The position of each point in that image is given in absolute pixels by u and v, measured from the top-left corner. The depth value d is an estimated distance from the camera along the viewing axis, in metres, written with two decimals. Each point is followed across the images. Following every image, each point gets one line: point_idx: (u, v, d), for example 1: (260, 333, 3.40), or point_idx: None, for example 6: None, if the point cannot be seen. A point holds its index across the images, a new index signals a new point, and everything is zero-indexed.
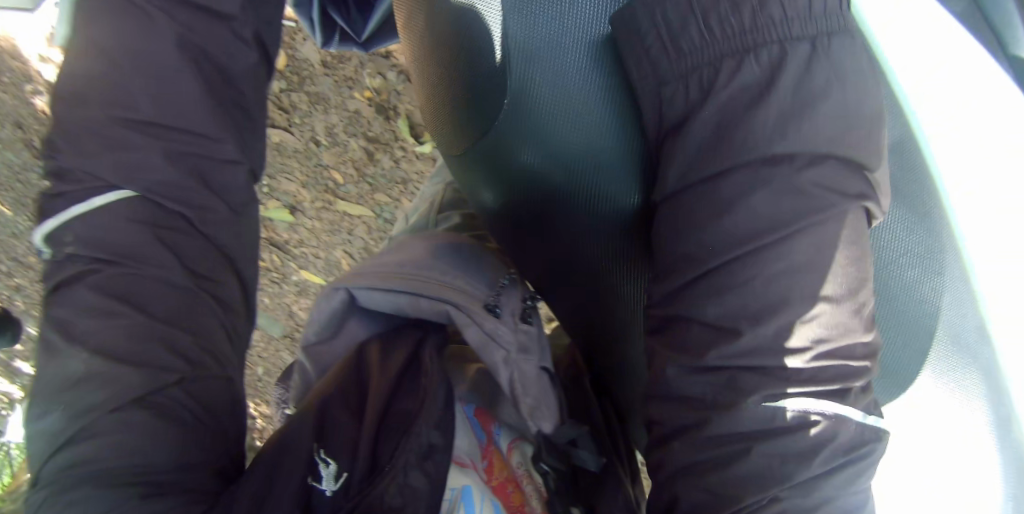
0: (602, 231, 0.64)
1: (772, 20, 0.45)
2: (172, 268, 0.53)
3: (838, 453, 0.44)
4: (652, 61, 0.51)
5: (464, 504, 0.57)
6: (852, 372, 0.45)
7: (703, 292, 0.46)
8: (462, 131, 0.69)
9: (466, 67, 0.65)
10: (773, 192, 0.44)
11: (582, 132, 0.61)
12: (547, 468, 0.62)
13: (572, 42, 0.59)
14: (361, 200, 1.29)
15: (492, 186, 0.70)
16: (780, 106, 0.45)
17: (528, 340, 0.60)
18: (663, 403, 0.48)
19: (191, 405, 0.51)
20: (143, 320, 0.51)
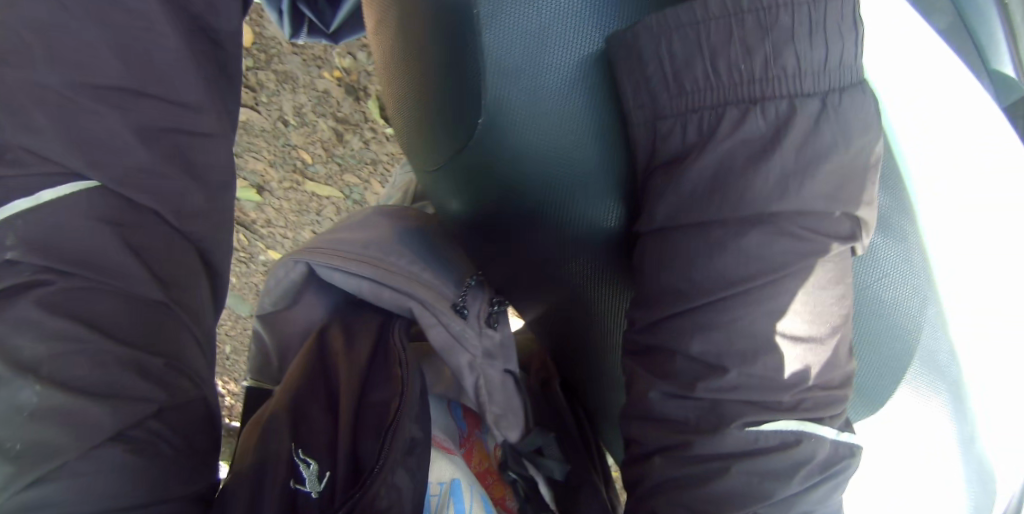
0: (576, 245, 0.68)
1: (784, 73, 0.49)
2: (139, 282, 0.50)
3: (816, 472, 0.51)
4: (655, 97, 0.54)
5: (452, 497, 0.72)
6: (824, 401, 0.52)
7: (689, 328, 0.51)
8: (432, 141, 0.69)
9: (437, 81, 0.64)
10: (757, 245, 0.49)
11: (563, 153, 0.63)
12: (515, 476, 0.73)
13: (552, 64, 0.61)
14: (330, 181, 1.26)
15: (460, 196, 0.70)
16: (780, 159, 0.49)
17: (490, 346, 0.69)
18: (647, 424, 0.53)
19: (157, 428, 0.49)
20: (110, 347, 0.47)
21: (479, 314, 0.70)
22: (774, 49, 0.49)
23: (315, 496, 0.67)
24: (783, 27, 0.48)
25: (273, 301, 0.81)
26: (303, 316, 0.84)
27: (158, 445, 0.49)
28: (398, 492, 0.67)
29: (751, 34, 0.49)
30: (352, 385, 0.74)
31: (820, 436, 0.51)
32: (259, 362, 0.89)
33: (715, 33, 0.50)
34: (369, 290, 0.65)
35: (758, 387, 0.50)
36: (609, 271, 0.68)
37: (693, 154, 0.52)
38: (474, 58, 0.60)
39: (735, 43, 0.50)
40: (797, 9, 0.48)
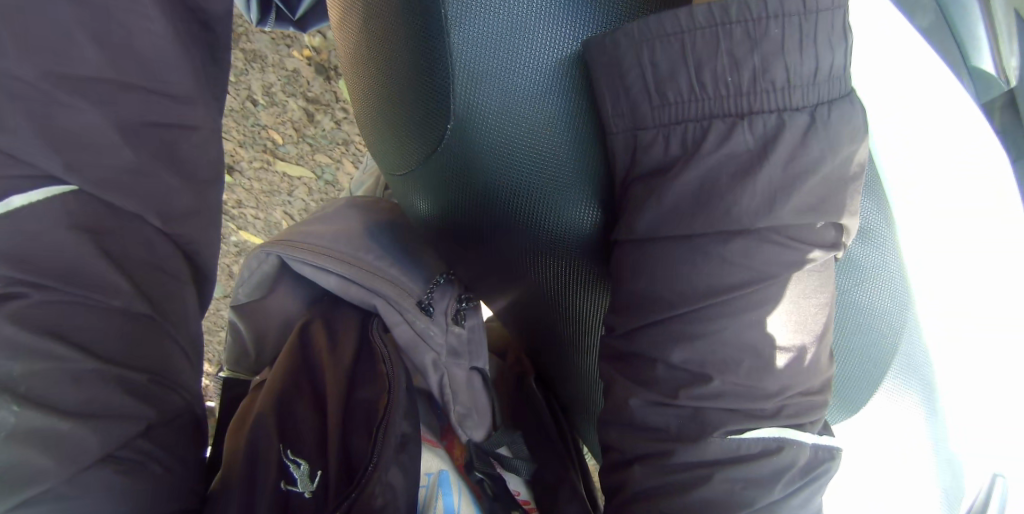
0: (551, 251, 0.66)
1: (770, 88, 0.49)
2: (119, 293, 0.50)
3: (799, 477, 0.54)
4: (637, 107, 0.53)
5: (442, 489, 0.73)
6: (804, 408, 0.55)
7: (667, 337, 0.53)
8: (400, 145, 0.67)
9: (405, 81, 0.62)
10: (734, 255, 0.51)
11: (535, 160, 0.61)
12: (479, 476, 0.77)
13: (524, 65, 0.59)
14: (301, 162, 1.25)
15: (431, 201, 0.68)
16: (767, 172, 0.50)
17: (456, 343, 0.79)
18: (629, 432, 0.55)
19: (139, 443, 0.50)
20: (94, 366, 0.48)
21: (445, 311, 0.79)
22: (762, 62, 0.49)
23: (309, 495, 0.68)
24: (773, 39, 0.48)
25: (248, 291, 0.80)
26: (280, 310, 0.84)
27: (143, 463, 0.50)
28: (394, 491, 0.67)
29: (739, 46, 0.49)
30: (338, 380, 0.75)
31: (800, 442, 0.54)
32: (237, 350, 0.86)
33: (701, 43, 0.50)
34: (339, 284, 0.76)
35: (738, 396, 0.53)
36: (590, 271, 0.68)
37: (679, 167, 0.52)
38: (442, 61, 0.58)
39: (721, 55, 0.49)
40: (787, 22, 0.48)
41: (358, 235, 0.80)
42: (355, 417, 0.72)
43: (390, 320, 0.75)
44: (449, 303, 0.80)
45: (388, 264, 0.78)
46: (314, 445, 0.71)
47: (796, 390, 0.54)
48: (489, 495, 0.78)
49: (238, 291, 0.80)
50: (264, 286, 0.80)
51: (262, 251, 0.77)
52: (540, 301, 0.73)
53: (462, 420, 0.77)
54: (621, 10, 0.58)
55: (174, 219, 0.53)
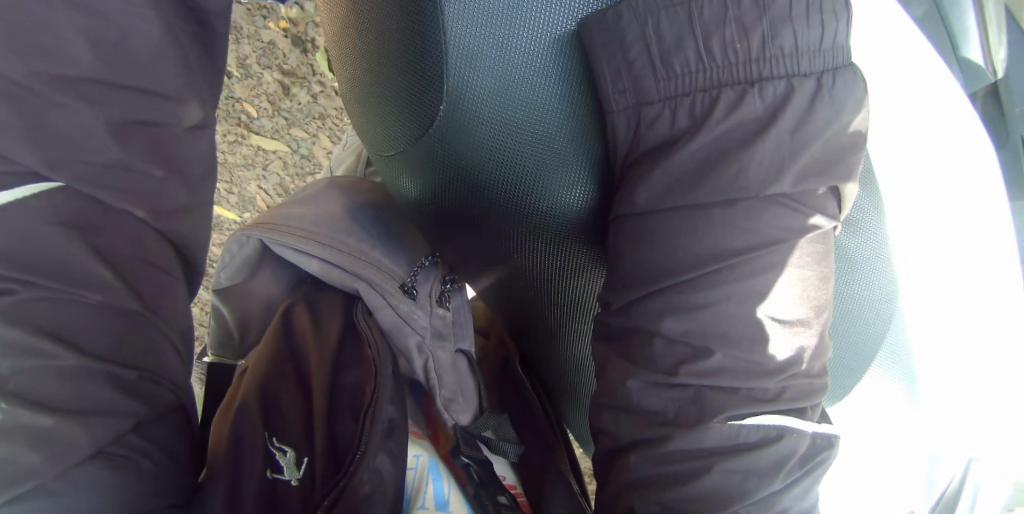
0: (551, 237, 0.63)
1: (779, 54, 0.47)
2: (107, 286, 0.48)
3: (796, 467, 0.51)
4: (640, 78, 0.51)
5: (430, 471, 0.75)
6: (805, 392, 0.52)
7: (664, 310, 0.50)
8: (388, 126, 0.62)
9: (392, 58, 0.58)
10: (742, 224, 0.49)
11: (534, 143, 0.57)
12: (467, 461, 0.75)
13: (522, 42, 0.54)
14: (276, 135, 1.24)
15: (423, 184, 0.65)
16: (775, 141, 0.47)
17: (441, 326, 0.77)
18: (623, 417, 0.53)
19: (134, 440, 0.49)
20: (76, 361, 0.46)
21: (430, 293, 0.77)
22: (772, 29, 0.47)
23: (295, 483, 0.67)
24: (781, 5, 0.47)
25: (229, 275, 0.78)
26: (264, 293, 0.82)
27: (135, 460, 0.49)
28: (382, 477, 0.67)
29: (748, 13, 0.47)
30: (323, 368, 0.74)
31: (801, 431, 0.51)
32: (220, 336, 0.84)
33: (709, 13, 0.48)
34: (321, 268, 0.75)
35: (740, 373, 0.50)
36: (588, 259, 0.64)
37: (683, 138, 0.50)
38: (434, 37, 0.54)
39: (730, 22, 0.48)
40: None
41: (342, 218, 0.78)
42: (343, 403, 0.73)
43: (373, 303, 0.75)
44: (431, 284, 0.78)
45: (374, 246, 0.76)
46: (300, 432, 0.72)
47: (797, 371, 0.51)
48: (473, 481, 0.74)
49: (218, 274, 0.78)
50: (246, 271, 0.79)
51: (241, 233, 0.75)
52: (533, 287, 0.70)
53: (448, 404, 0.76)
54: None
55: (163, 216, 0.52)
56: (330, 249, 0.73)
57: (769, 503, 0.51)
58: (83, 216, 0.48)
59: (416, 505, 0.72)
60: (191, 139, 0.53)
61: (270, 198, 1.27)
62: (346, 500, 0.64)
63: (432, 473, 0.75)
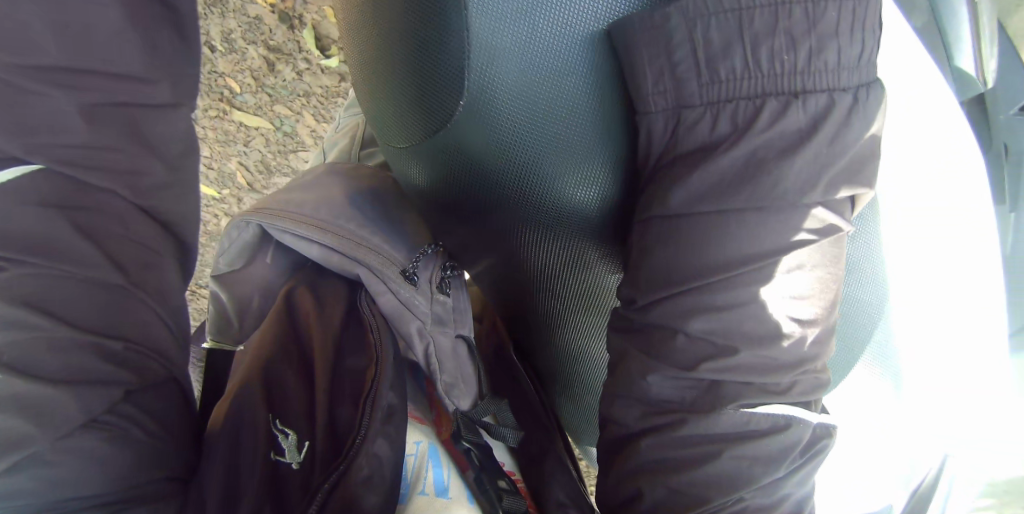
0: (567, 234, 0.62)
1: (824, 66, 0.48)
2: (97, 266, 0.49)
3: (798, 453, 0.54)
4: (683, 83, 0.51)
5: (430, 456, 0.77)
6: (812, 385, 0.54)
7: (691, 309, 0.51)
8: (396, 118, 0.60)
9: (405, 51, 0.54)
10: (770, 226, 0.49)
11: (557, 141, 0.56)
12: (468, 447, 0.77)
13: (549, 39, 0.52)
14: (259, 112, 1.29)
15: (433, 179, 0.62)
16: (812, 154, 0.48)
17: (442, 312, 0.77)
18: (636, 405, 0.55)
19: (122, 408, 0.50)
20: (63, 331, 0.47)
21: (430, 279, 0.77)
22: (819, 43, 0.47)
23: (296, 467, 0.69)
24: (829, 20, 0.47)
25: (228, 260, 0.79)
26: (260, 276, 0.82)
27: (127, 429, 0.50)
28: (379, 462, 0.69)
29: (799, 25, 0.47)
30: (326, 350, 0.76)
31: (806, 420, 0.54)
32: (220, 321, 0.83)
33: (760, 22, 0.48)
34: (321, 252, 0.75)
35: (753, 368, 0.52)
36: (603, 255, 0.64)
37: (724, 144, 0.50)
38: (454, 31, 0.51)
39: (779, 34, 0.48)
40: (845, 4, 0.47)
41: (345, 203, 0.78)
42: (343, 389, 0.74)
43: (374, 288, 0.75)
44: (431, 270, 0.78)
45: (382, 234, 0.76)
46: (302, 416, 0.73)
47: (809, 366, 0.54)
48: (475, 465, 0.77)
49: (218, 260, 0.79)
50: (247, 255, 0.79)
51: (240, 219, 0.75)
52: (543, 283, 0.69)
53: (449, 389, 0.77)
54: None
55: (144, 195, 0.52)
56: (335, 236, 0.73)
57: (773, 489, 0.54)
58: (74, 195, 0.49)
59: (416, 491, 0.73)
60: (167, 118, 0.51)
61: (250, 173, 1.35)
62: (343, 486, 0.66)
63: (432, 458, 0.77)
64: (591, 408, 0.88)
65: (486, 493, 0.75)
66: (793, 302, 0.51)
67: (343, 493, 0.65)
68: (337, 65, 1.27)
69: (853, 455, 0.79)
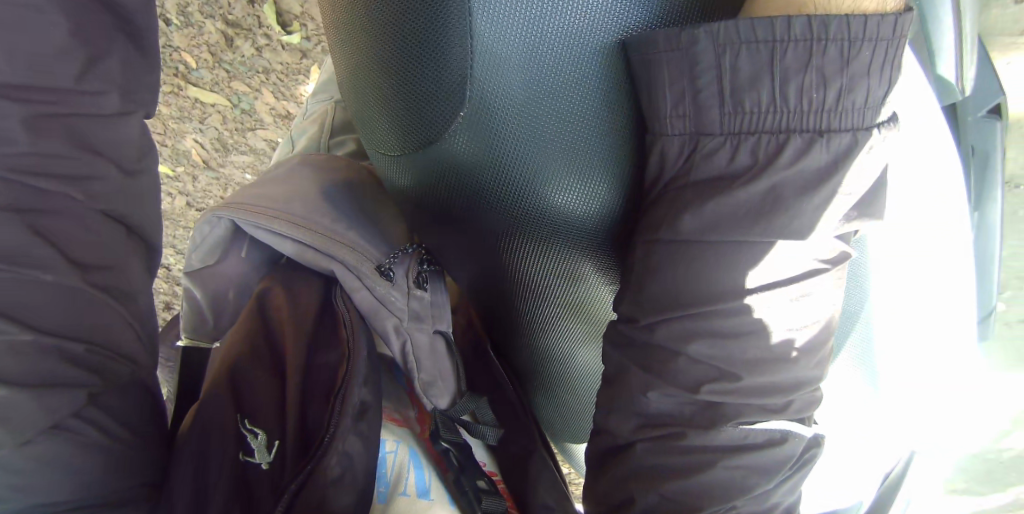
0: (561, 244, 0.61)
1: (849, 107, 0.47)
2: (50, 268, 0.49)
3: (790, 465, 0.55)
4: (704, 109, 0.50)
5: (411, 457, 0.74)
6: (807, 403, 0.55)
7: (693, 334, 0.52)
8: (383, 126, 0.57)
9: (400, 63, 0.52)
10: (774, 256, 0.50)
11: (558, 153, 0.55)
12: (447, 446, 0.75)
13: (555, 51, 0.50)
14: (216, 88, 1.26)
15: (420, 191, 0.60)
16: (829, 193, 0.48)
17: (419, 308, 0.72)
18: (632, 417, 0.55)
19: (86, 413, 0.52)
20: (31, 337, 0.48)
21: (408, 273, 0.71)
22: (849, 83, 0.47)
23: (265, 467, 0.65)
24: (862, 61, 0.46)
25: (202, 257, 0.75)
26: (233, 271, 0.78)
27: (88, 436, 0.52)
28: (351, 461, 0.65)
29: (831, 63, 0.46)
30: (298, 354, 0.70)
31: (799, 434, 0.55)
32: (194, 319, 0.79)
33: (792, 56, 0.47)
34: (295, 250, 0.71)
35: (754, 390, 0.52)
36: (599, 266, 0.63)
37: (745, 177, 0.49)
38: (457, 41, 0.49)
39: (810, 71, 0.47)
40: (878, 44, 0.46)
41: (320, 200, 0.74)
42: (318, 390, 0.69)
43: (349, 285, 0.69)
44: (409, 265, 0.72)
45: (353, 230, 0.71)
46: (273, 412, 0.68)
47: (808, 387, 0.54)
48: (455, 467, 0.74)
49: (191, 256, 0.75)
50: (221, 249, 0.75)
51: (212, 214, 0.71)
52: (534, 296, 0.68)
53: (426, 388, 0.74)
54: (682, 4, 0.51)
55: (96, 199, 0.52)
56: (308, 230, 0.69)
57: (766, 498, 0.55)
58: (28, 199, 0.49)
59: (395, 491, 0.71)
60: (113, 127, 0.53)
61: (206, 151, 1.32)
62: (312, 487, 0.61)
63: (414, 459, 0.74)
64: (580, 409, 0.87)
65: (466, 497, 0.72)
66: (801, 323, 0.52)
67: (313, 493, 0.61)
68: (300, 41, 1.22)
69: (841, 463, 0.79)
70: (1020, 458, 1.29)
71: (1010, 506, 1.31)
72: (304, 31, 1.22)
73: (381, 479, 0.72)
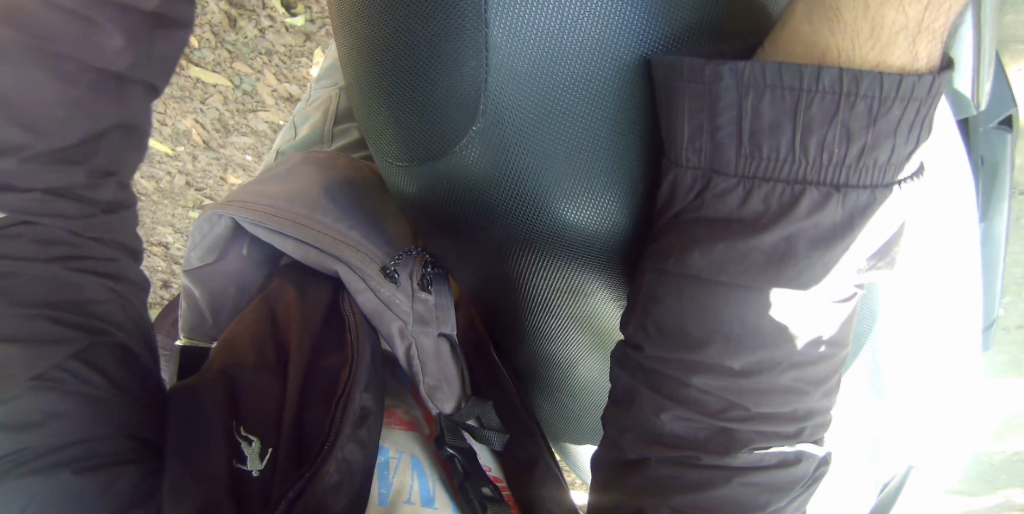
0: (570, 257, 0.60)
1: (872, 163, 0.46)
2: (33, 259, 0.59)
3: (805, 483, 0.55)
4: (720, 148, 0.48)
5: (414, 463, 0.72)
6: (819, 428, 0.55)
7: (702, 367, 0.51)
8: (390, 137, 0.55)
9: (411, 73, 0.50)
10: (787, 294, 0.49)
11: (571, 168, 0.54)
12: (453, 451, 0.72)
13: (572, 65, 0.50)
14: (218, 69, 1.25)
15: (426, 202, 0.59)
16: (847, 237, 0.48)
17: (425, 312, 0.70)
18: (645, 440, 0.54)
19: (71, 366, 0.57)
20: (13, 308, 0.56)
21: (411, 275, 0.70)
22: (874, 140, 0.46)
23: (255, 475, 0.61)
24: (891, 118, 0.45)
25: (201, 255, 0.74)
26: (234, 269, 0.77)
27: (65, 384, 0.57)
28: (349, 464, 0.62)
29: (857, 120, 0.45)
30: (301, 345, 0.68)
31: (811, 454, 0.54)
32: (193, 317, 0.79)
33: (817, 107, 0.45)
34: (297, 249, 0.70)
35: (767, 419, 0.52)
36: (608, 281, 0.63)
37: (756, 223, 0.48)
38: (472, 55, 0.48)
39: (834, 126, 0.45)
40: (910, 103, 0.45)
41: (319, 200, 0.72)
42: (317, 385, 0.66)
43: (353, 286, 0.69)
44: (413, 267, 0.70)
45: (357, 231, 0.70)
46: (269, 417, 0.65)
47: (820, 413, 0.54)
48: (460, 473, 0.72)
49: (190, 253, 0.74)
50: (220, 249, 0.74)
51: (213, 211, 0.70)
52: (540, 305, 0.67)
53: (431, 392, 0.73)
54: (699, 21, 0.50)
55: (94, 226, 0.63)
56: (310, 230, 0.69)
57: None
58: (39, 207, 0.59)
59: (400, 499, 0.70)
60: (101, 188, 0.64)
61: (206, 131, 1.31)
62: (310, 495, 0.59)
63: (417, 465, 0.72)
64: (581, 414, 0.87)
65: (472, 502, 0.70)
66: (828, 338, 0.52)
67: (308, 500, 0.59)
68: (304, 23, 1.21)
69: (844, 478, 0.78)
70: (1012, 462, 1.29)
71: (1000, 507, 1.32)
72: (308, 14, 1.21)
73: (383, 481, 0.71)
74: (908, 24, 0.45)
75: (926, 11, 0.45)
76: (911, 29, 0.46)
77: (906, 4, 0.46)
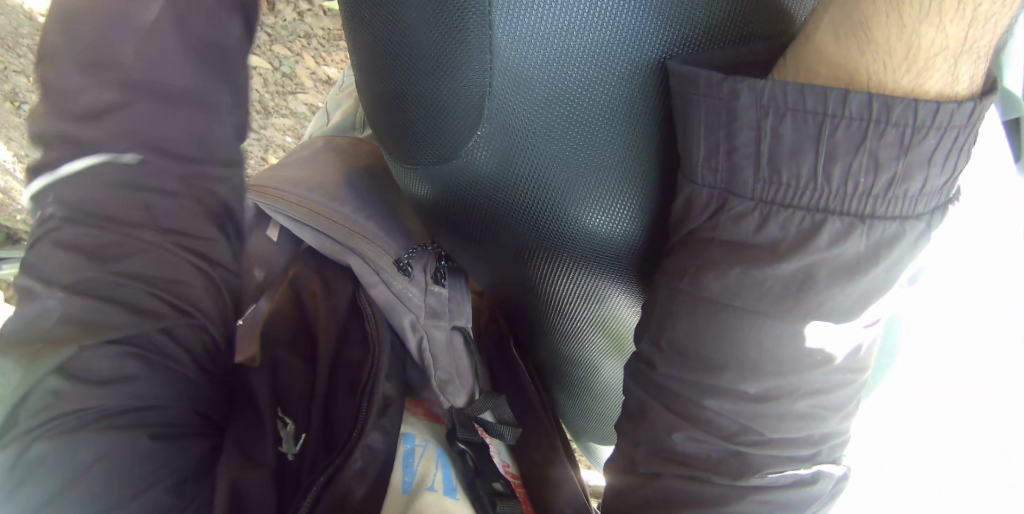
0: (585, 260, 0.59)
1: (904, 194, 0.43)
2: (140, 228, 0.56)
3: (819, 505, 0.52)
4: (737, 169, 0.46)
5: (438, 453, 0.68)
6: (833, 450, 0.52)
7: (710, 391, 0.50)
8: (398, 141, 0.54)
9: (415, 75, 0.49)
10: (803, 317, 0.46)
11: (583, 171, 0.52)
12: (464, 448, 0.67)
13: (581, 67, 0.47)
14: (258, 51, 1.23)
15: (435, 204, 0.58)
16: (875, 265, 0.45)
17: (438, 305, 0.68)
18: (656, 455, 0.53)
19: (157, 337, 0.55)
20: (103, 273, 0.54)
21: (424, 269, 0.69)
22: (904, 172, 0.42)
23: (292, 458, 0.60)
24: (925, 149, 0.42)
25: None
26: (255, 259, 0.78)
27: (147, 356, 0.54)
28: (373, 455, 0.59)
29: (887, 150, 0.42)
30: (328, 331, 0.66)
31: (827, 474, 0.52)
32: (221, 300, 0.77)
33: (843, 134, 0.42)
34: (314, 238, 0.69)
35: (781, 443, 0.50)
36: (624, 287, 0.61)
37: (774, 249, 0.46)
38: (475, 59, 0.47)
39: (861, 154, 0.42)
40: (947, 131, 0.42)
41: (336, 183, 0.73)
42: (342, 372, 0.65)
43: (367, 279, 0.67)
44: (427, 261, 0.70)
45: (375, 227, 0.70)
46: (302, 403, 0.64)
47: (838, 432, 0.52)
48: (471, 468, 0.67)
49: None
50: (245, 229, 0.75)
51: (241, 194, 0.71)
52: (556, 305, 0.66)
53: (443, 386, 0.68)
54: (717, 18, 0.47)
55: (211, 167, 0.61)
56: (327, 219, 0.68)
57: None
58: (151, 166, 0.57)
59: (422, 487, 0.64)
60: None
61: None
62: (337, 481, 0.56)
63: (441, 458, 0.67)
64: (605, 413, 0.85)
65: (479, 500, 0.64)
66: (845, 362, 0.49)
67: (336, 489, 0.56)
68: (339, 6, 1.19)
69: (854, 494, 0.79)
70: None
71: None
72: None
73: (408, 468, 0.65)
74: (948, 45, 0.42)
75: (970, 29, 0.42)
76: (951, 50, 0.42)
77: (946, 21, 0.42)
